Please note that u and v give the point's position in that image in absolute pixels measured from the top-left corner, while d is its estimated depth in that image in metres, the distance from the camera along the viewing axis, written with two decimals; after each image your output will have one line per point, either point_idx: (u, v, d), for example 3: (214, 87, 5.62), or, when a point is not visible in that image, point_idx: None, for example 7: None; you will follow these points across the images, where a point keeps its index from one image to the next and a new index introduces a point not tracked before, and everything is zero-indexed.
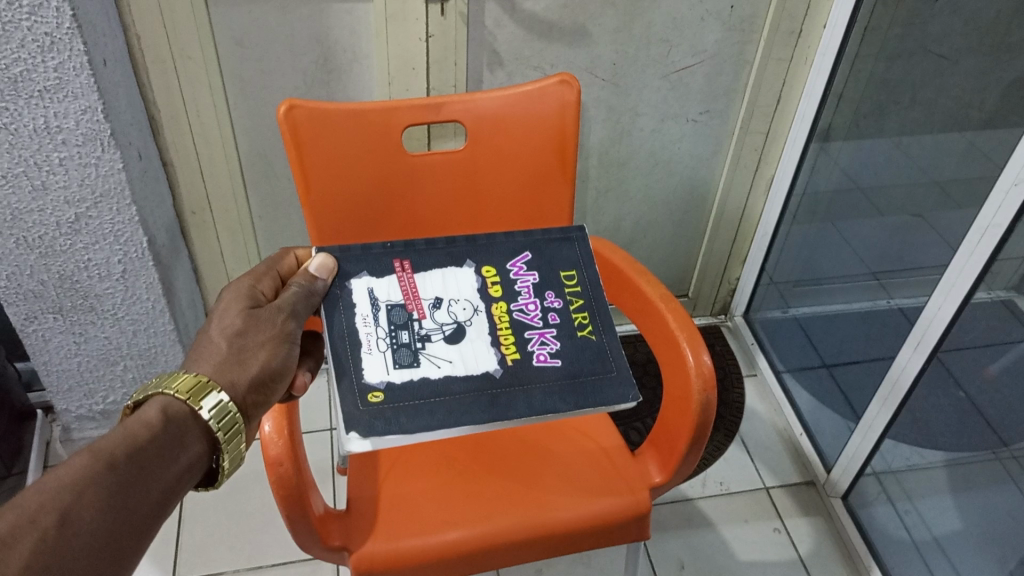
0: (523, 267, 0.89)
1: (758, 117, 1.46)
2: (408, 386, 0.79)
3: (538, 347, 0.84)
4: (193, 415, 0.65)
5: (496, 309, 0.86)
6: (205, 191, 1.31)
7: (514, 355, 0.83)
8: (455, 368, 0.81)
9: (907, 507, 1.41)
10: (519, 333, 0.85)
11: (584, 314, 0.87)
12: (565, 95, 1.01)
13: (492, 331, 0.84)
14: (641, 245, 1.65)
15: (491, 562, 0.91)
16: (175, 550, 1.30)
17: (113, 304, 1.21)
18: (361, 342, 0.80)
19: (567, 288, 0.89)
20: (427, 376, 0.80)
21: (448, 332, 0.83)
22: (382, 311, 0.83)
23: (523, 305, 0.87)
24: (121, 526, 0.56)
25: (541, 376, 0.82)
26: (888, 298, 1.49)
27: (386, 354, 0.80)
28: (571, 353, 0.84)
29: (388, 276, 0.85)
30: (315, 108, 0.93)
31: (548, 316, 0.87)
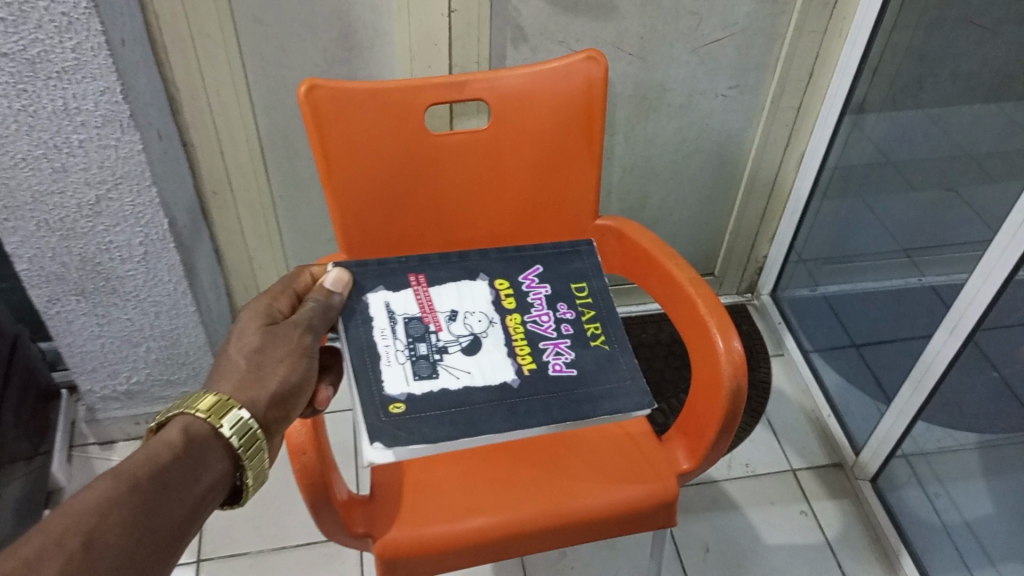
0: (535, 279, 0.91)
1: (789, 92, 1.41)
2: (427, 396, 0.78)
3: (553, 357, 0.84)
4: (215, 433, 0.65)
5: (511, 321, 0.87)
6: (226, 171, 1.29)
7: (530, 364, 0.83)
8: (473, 379, 0.81)
9: (938, 490, 1.39)
10: (534, 343, 0.85)
11: (596, 325, 0.88)
12: (592, 72, 0.98)
13: (508, 342, 0.85)
14: (667, 223, 1.61)
15: (516, 550, 0.89)
16: (201, 530, 1.31)
17: (135, 286, 1.20)
18: (380, 355, 0.81)
19: (579, 300, 0.90)
20: (446, 387, 0.80)
21: (464, 344, 0.84)
22: (400, 324, 0.84)
23: (536, 318, 0.88)
24: (144, 546, 0.55)
25: (558, 381, 0.82)
26: (920, 276, 1.46)
27: (405, 365, 0.81)
28: (586, 362, 0.84)
29: (404, 291, 0.87)
30: (336, 88, 0.91)
31: (561, 327, 0.88)
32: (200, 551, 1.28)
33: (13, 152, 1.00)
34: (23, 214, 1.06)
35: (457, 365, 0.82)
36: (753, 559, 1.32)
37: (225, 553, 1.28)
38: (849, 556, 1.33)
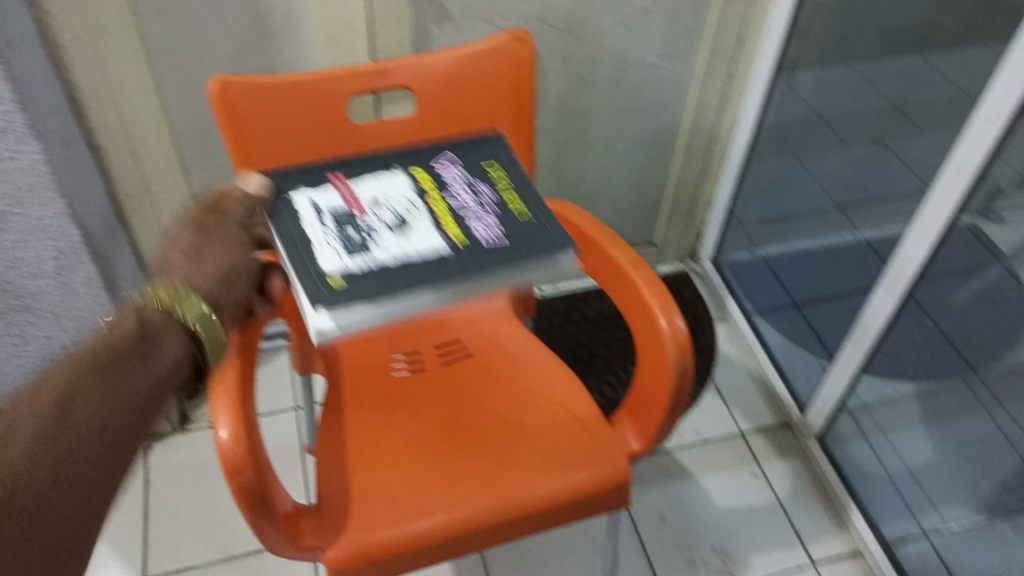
0: (450, 163, 0.87)
1: (720, 58, 1.41)
2: (364, 268, 0.72)
3: (479, 222, 0.79)
4: (170, 317, 0.66)
5: (433, 201, 0.82)
6: (142, 173, 1.23)
7: (459, 235, 0.78)
8: (404, 247, 0.75)
9: (882, 442, 1.41)
10: (458, 214, 0.80)
11: (514, 196, 0.84)
12: (519, 52, 0.95)
13: (433, 216, 0.79)
14: (605, 195, 1.60)
15: (471, 546, 0.88)
16: (145, 546, 1.27)
17: (51, 301, 1.14)
18: (311, 242, 0.75)
19: (494, 174, 0.87)
20: (380, 259, 0.73)
21: (391, 223, 0.78)
22: (326, 213, 0.78)
23: (457, 195, 0.83)
24: (107, 425, 0.60)
25: (497, 250, 0.76)
26: (855, 230, 1.51)
27: (335, 244, 0.74)
28: (509, 225, 0.80)
29: (323, 185, 0.82)
30: (251, 83, 0.87)
31: (483, 201, 0.83)
32: (145, 568, 1.24)
33: None
34: None
35: (393, 239, 0.76)
36: (708, 524, 1.33)
37: (172, 568, 1.24)
38: (799, 514, 1.35)
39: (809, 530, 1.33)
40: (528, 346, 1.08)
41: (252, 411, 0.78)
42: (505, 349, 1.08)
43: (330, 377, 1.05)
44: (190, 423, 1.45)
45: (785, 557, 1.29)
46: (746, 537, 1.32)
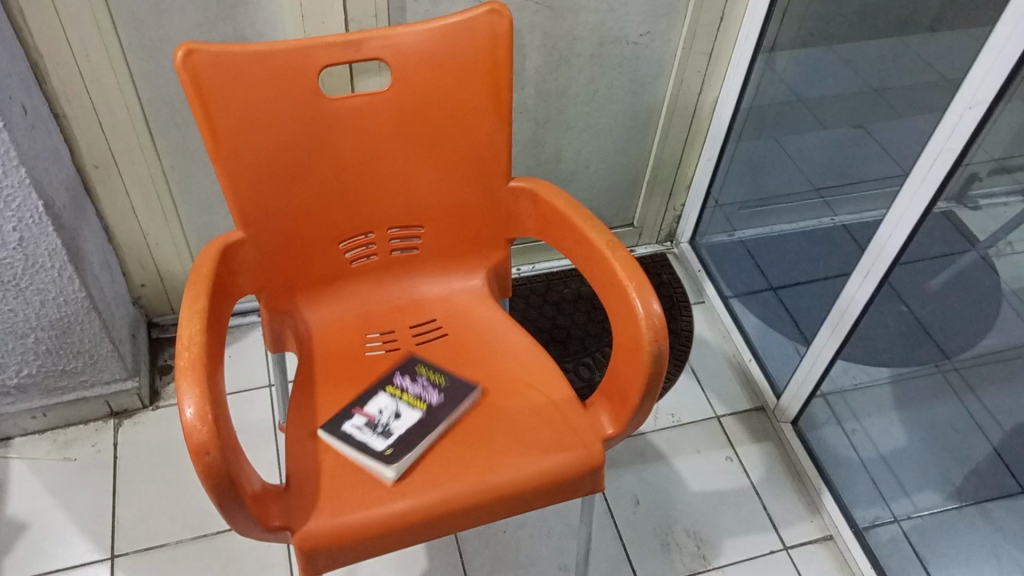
0: (395, 375, 0.98)
1: (701, 37, 1.39)
2: (403, 440, 0.89)
3: (428, 389, 0.96)
4: None
5: (394, 390, 0.96)
6: (107, 142, 1.20)
7: (423, 402, 0.94)
8: (408, 412, 0.92)
9: (854, 427, 1.42)
10: (411, 391, 0.96)
11: (430, 370, 0.99)
12: (496, 26, 0.93)
13: (406, 400, 0.94)
14: (583, 175, 1.58)
15: (442, 530, 0.86)
16: (113, 524, 1.24)
17: (13, 274, 1.10)
18: (363, 455, 0.87)
19: (418, 366, 0.99)
20: (404, 428, 0.90)
21: (393, 413, 0.93)
22: (357, 436, 0.89)
23: (408, 387, 0.96)
24: None
25: (454, 404, 0.94)
26: (833, 215, 1.49)
27: (377, 443, 0.88)
28: (450, 387, 0.96)
29: (328, 427, 0.91)
30: (216, 52, 0.84)
31: (421, 389, 0.96)
32: (114, 547, 1.22)
33: None
34: None
35: (413, 432, 0.90)
36: (683, 507, 1.33)
37: (141, 547, 1.22)
38: (773, 497, 1.35)
39: (781, 515, 1.33)
40: (504, 327, 1.06)
41: (218, 389, 0.76)
42: (480, 330, 1.06)
43: (301, 355, 1.02)
44: (161, 400, 1.43)
45: (757, 542, 1.29)
46: (720, 520, 1.31)
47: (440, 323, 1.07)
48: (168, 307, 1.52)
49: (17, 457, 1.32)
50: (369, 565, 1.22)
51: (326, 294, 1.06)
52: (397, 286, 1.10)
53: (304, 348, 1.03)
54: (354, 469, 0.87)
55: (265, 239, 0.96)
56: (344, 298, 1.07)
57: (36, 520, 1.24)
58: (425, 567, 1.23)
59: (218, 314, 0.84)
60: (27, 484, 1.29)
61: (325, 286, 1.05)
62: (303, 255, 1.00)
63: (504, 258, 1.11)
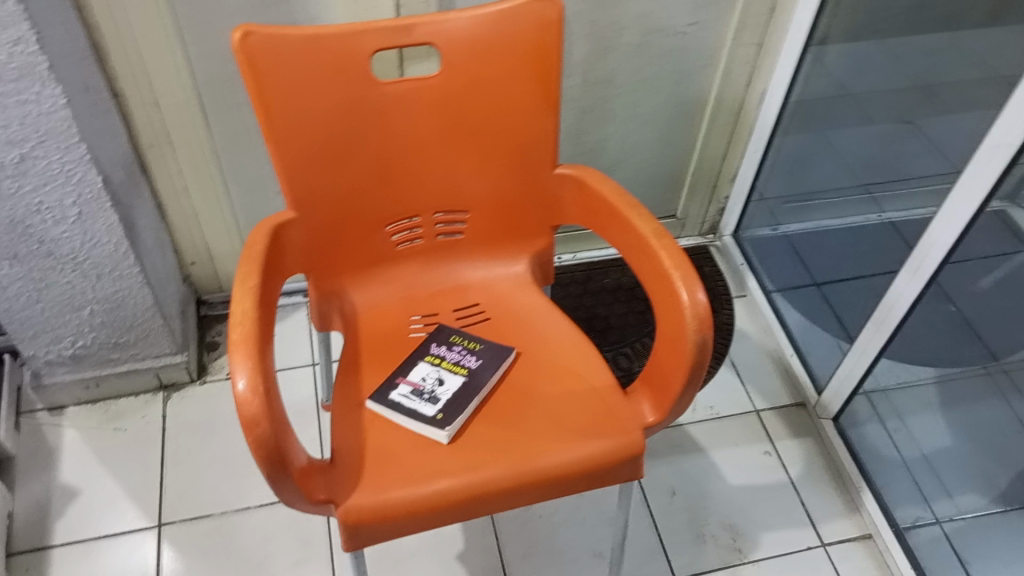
0: (432, 345, 1.01)
1: (750, 27, 1.37)
2: (450, 405, 0.92)
3: (466, 355, 0.99)
4: None
5: (434, 359, 0.98)
6: (162, 121, 1.23)
7: (463, 368, 0.97)
8: (451, 379, 0.95)
9: (896, 425, 1.41)
10: (449, 358, 0.98)
11: (461, 336, 1.02)
12: (546, 12, 0.93)
13: (447, 366, 0.97)
14: (627, 165, 1.58)
15: (481, 511, 0.87)
16: (160, 494, 1.28)
17: (72, 248, 1.14)
18: (413, 421, 0.90)
19: (452, 335, 1.02)
20: (449, 394, 0.93)
21: (436, 380, 0.95)
22: (406, 404, 0.92)
23: (446, 354, 0.99)
24: None
25: (491, 368, 0.97)
26: (880, 212, 1.52)
27: (426, 409, 0.91)
28: (485, 353, 0.99)
29: (376, 396, 0.93)
30: (272, 34, 0.85)
31: (457, 355, 0.99)
32: (160, 515, 1.25)
33: None
34: None
35: (458, 397, 0.93)
36: (719, 499, 1.33)
37: (186, 516, 1.25)
38: (811, 493, 1.34)
39: (819, 510, 1.32)
40: (546, 314, 1.07)
41: (269, 364, 0.78)
42: (522, 315, 1.07)
43: (346, 335, 1.04)
44: (208, 374, 1.46)
45: (794, 537, 1.28)
46: (757, 514, 1.31)
47: (482, 307, 1.08)
48: (216, 285, 1.55)
49: (69, 425, 1.36)
50: (406, 544, 1.24)
51: (371, 276, 1.08)
52: (441, 271, 1.11)
53: (350, 328, 1.05)
54: (413, 435, 0.90)
55: (314, 220, 0.97)
56: (390, 281, 1.09)
57: (87, 488, 1.28)
58: (460, 549, 1.24)
59: (269, 292, 0.86)
60: (79, 452, 1.33)
61: (371, 269, 1.07)
62: (351, 238, 1.02)
63: (548, 244, 1.11)
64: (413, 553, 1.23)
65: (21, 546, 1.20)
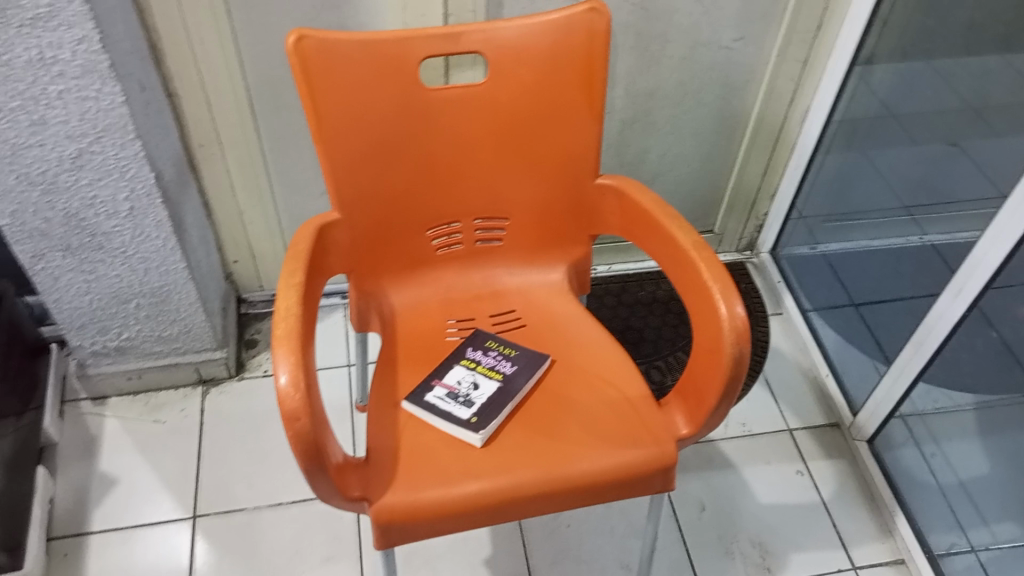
0: (469, 350, 1.02)
1: (795, 44, 1.38)
2: (484, 408, 0.93)
3: (501, 360, 1.00)
4: None
5: (469, 363, 0.99)
6: (212, 121, 1.26)
7: (498, 373, 0.98)
8: (486, 384, 0.96)
9: (933, 450, 1.39)
10: (484, 362, 0.99)
11: (497, 342, 1.03)
12: (594, 23, 0.94)
13: (482, 371, 0.98)
14: (666, 178, 1.58)
15: (512, 515, 0.87)
16: (195, 487, 1.30)
17: (122, 241, 1.17)
18: (448, 422, 0.91)
19: (488, 341, 1.03)
20: (484, 398, 0.94)
21: (471, 384, 0.96)
22: (441, 405, 0.93)
23: (482, 359, 1.00)
24: None
25: (525, 373, 0.98)
26: (921, 234, 1.45)
27: (460, 411, 0.92)
28: (520, 359, 1.00)
29: (411, 398, 0.94)
30: (326, 38, 0.88)
31: (493, 360, 1.00)
32: (195, 508, 1.27)
33: None
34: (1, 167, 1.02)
35: (493, 401, 0.94)
36: (748, 517, 1.32)
37: (220, 510, 1.27)
38: (843, 515, 1.33)
39: (851, 533, 1.30)
40: (581, 322, 1.07)
41: (310, 360, 0.79)
42: (557, 322, 1.08)
43: (383, 335, 1.05)
44: (245, 371, 1.49)
45: (824, 558, 1.27)
46: (787, 533, 1.30)
47: (518, 313, 1.09)
48: (256, 284, 1.58)
49: (111, 415, 1.40)
50: (434, 547, 1.25)
51: (410, 278, 1.09)
52: (478, 275, 1.12)
53: (387, 328, 1.06)
54: (447, 438, 0.90)
55: (357, 221, 0.99)
56: (428, 283, 1.10)
57: (126, 477, 1.31)
58: (487, 554, 1.24)
59: (312, 289, 0.88)
60: (119, 441, 1.36)
61: (410, 271, 1.08)
62: (392, 239, 1.04)
63: (585, 253, 1.12)
64: (440, 555, 1.24)
65: (60, 531, 1.23)
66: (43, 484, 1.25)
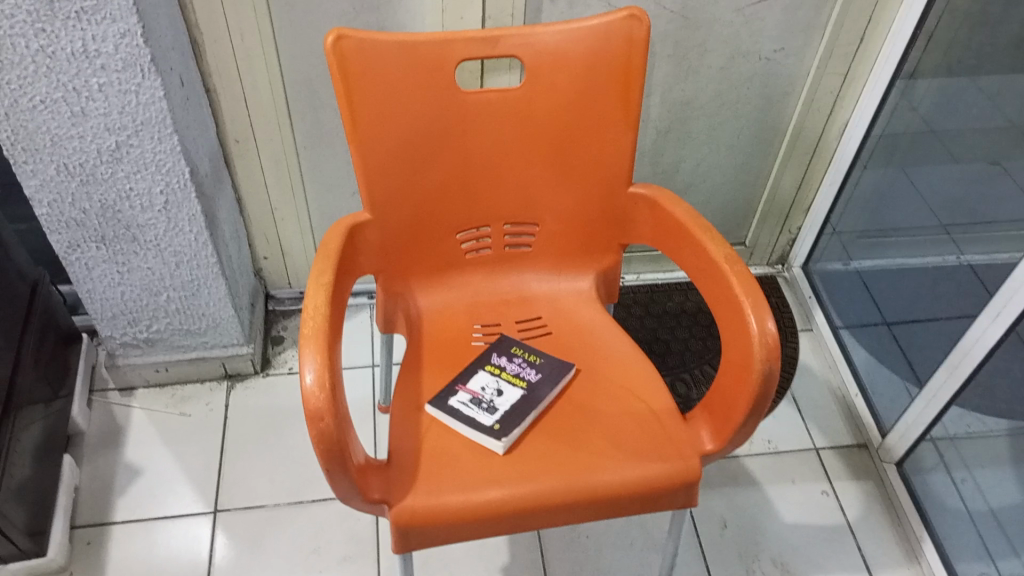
0: (494, 356, 1.01)
1: (837, 57, 1.36)
2: (508, 414, 0.92)
3: (526, 367, 0.99)
4: None
5: (494, 369, 0.99)
6: (249, 118, 1.27)
7: (522, 379, 0.97)
8: (510, 390, 0.96)
9: (963, 476, 1.33)
10: (510, 369, 0.99)
11: (523, 349, 1.02)
12: (633, 31, 0.93)
13: (506, 377, 0.98)
14: (699, 189, 1.56)
15: (533, 524, 0.86)
16: (217, 481, 1.31)
17: (156, 234, 1.18)
18: (471, 426, 0.91)
19: (513, 348, 1.03)
20: (508, 404, 0.94)
21: (495, 390, 0.96)
22: (464, 410, 0.93)
23: (507, 365, 1.00)
24: None
25: (549, 381, 0.97)
26: (958, 254, 1.40)
27: (484, 416, 0.92)
28: (545, 367, 0.99)
29: (435, 401, 0.94)
30: (365, 39, 0.88)
31: (518, 367, 0.99)
32: (217, 502, 1.28)
33: (32, 94, 0.97)
34: (41, 157, 1.04)
35: (517, 408, 0.93)
36: (771, 535, 1.30)
37: (241, 505, 1.28)
38: (868, 538, 1.30)
39: (875, 556, 1.28)
40: (608, 331, 1.06)
41: (337, 360, 0.79)
42: (583, 331, 1.07)
43: (410, 337, 1.05)
44: (270, 367, 1.50)
45: None
46: (810, 555, 1.27)
47: (545, 320, 1.08)
48: (285, 280, 1.59)
49: (138, 406, 1.41)
50: (451, 551, 1.24)
51: (438, 281, 1.09)
52: (506, 281, 1.12)
53: (413, 331, 1.06)
54: (469, 444, 0.90)
55: (389, 222, 0.99)
56: (456, 287, 1.10)
57: (149, 468, 1.32)
58: (505, 561, 1.24)
59: (341, 290, 0.88)
60: (145, 432, 1.37)
61: (439, 274, 1.08)
62: (422, 242, 1.04)
63: (616, 262, 1.11)
64: (457, 560, 1.23)
65: (84, 519, 1.24)
66: (69, 471, 1.26)
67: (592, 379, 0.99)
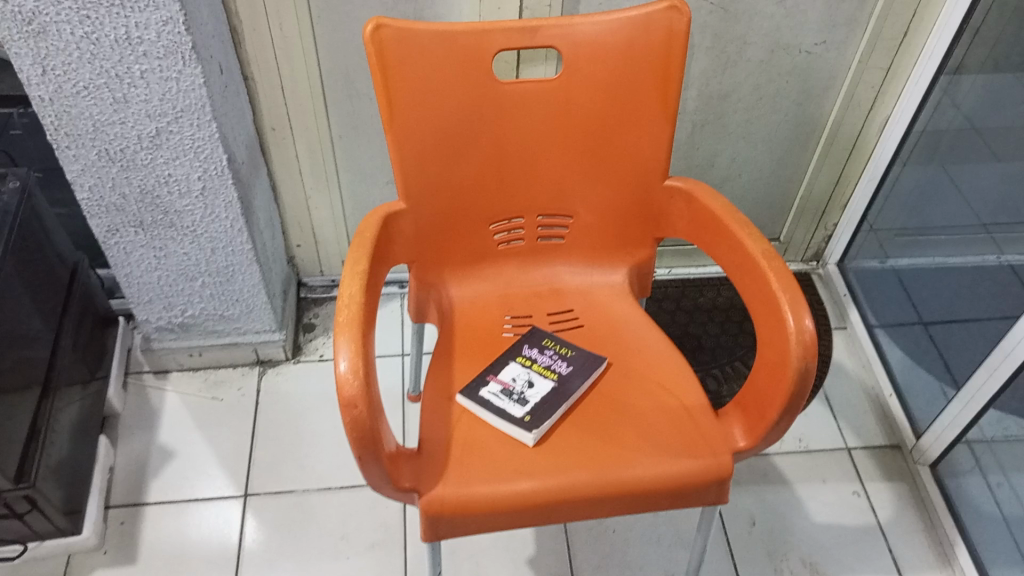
0: (525, 347, 1.01)
1: (879, 51, 1.34)
2: (540, 407, 0.92)
3: (556, 360, 0.99)
4: None
5: (525, 362, 0.99)
6: (285, 106, 1.28)
7: (552, 371, 0.97)
8: (541, 383, 0.96)
9: (999, 480, 1.28)
10: (541, 361, 0.99)
11: (554, 342, 1.02)
12: (673, 23, 0.92)
13: (536, 370, 0.97)
14: (734, 183, 1.55)
15: (563, 517, 0.86)
16: (248, 466, 1.33)
17: (192, 220, 1.20)
18: (502, 415, 0.91)
19: (545, 340, 1.02)
20: (538, 397, 0.94)
21: (526, 382, 0.96)
22: (496, 400, 0.93)
23: (538, 358, 0.99)
24: None
25: (579, 373, 0.97)
26: (999, 254, 1.34)
27: (515, 407, 0.92)
28: (575, 360, 0.99)
29: (466, 391, 0.94)
30: (404, 28, 0.88)
31: (548, 359, 0.99)
32: (247, 486, 1.30)
33: (75, 80, 0.98)
34: (83, 142, 1.05)
35: (549, 400, 0.93)
36: (800, 535, 1.28)
37: (271, 489, 1.30)
38: (900, 542, 1.28)
39: (907, 559, 1.26)
40: (640, 326, 1.06)
41: (370, 347, 0.79)
42: (615, 325, 1.06)
43: (441, 326, 1.06)
44: (301, 354, 1.51)
45: None
46: (840, 555, 1.26)
47: (577, 313, 1.08)
48: (317, 269, 1.60)
49: (171, 390, 1.43)
50: (478, 541, 1.25)
51: (471, 271, 1.09)
52: (540, 273, 1.12)
53: (445, 320, 1.06)
54: (500, 435, 0.90)
55: (423, 212, 0.99)
56: (488, 278, 1.10)
57: (182, 450, 1.34)
58: (532, 553, 1.24)
59: (375, 279, 0.88)
60: (177, 415, 1.39)
61: (471, 264, 1.08)
62: (457, 232, 1.04)
63: (650, 256, 1.10)
64: (484, 550, 1.24)
65: (118, 499, 1.27)
66: (104, 451, 1.29)
67: (623, 374, 0.99)
